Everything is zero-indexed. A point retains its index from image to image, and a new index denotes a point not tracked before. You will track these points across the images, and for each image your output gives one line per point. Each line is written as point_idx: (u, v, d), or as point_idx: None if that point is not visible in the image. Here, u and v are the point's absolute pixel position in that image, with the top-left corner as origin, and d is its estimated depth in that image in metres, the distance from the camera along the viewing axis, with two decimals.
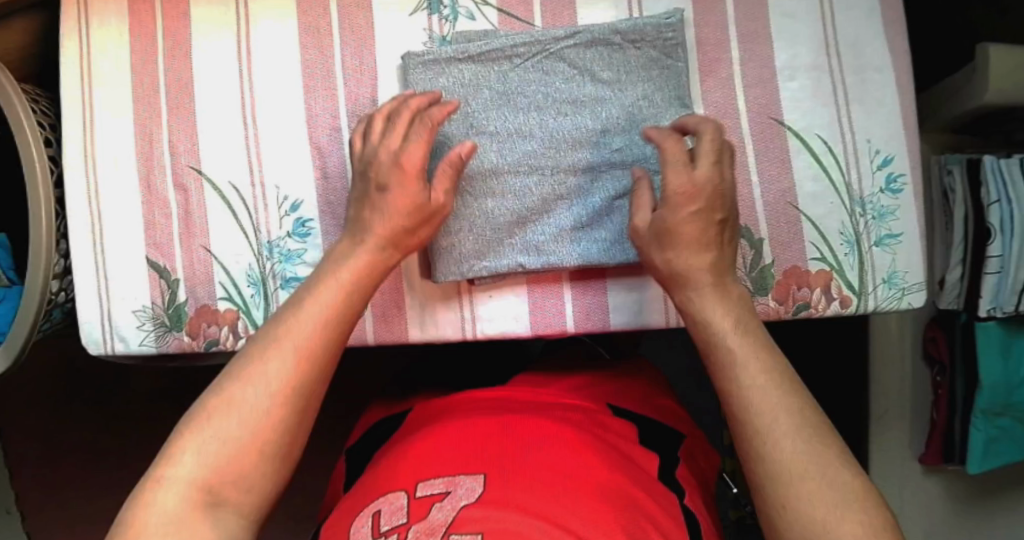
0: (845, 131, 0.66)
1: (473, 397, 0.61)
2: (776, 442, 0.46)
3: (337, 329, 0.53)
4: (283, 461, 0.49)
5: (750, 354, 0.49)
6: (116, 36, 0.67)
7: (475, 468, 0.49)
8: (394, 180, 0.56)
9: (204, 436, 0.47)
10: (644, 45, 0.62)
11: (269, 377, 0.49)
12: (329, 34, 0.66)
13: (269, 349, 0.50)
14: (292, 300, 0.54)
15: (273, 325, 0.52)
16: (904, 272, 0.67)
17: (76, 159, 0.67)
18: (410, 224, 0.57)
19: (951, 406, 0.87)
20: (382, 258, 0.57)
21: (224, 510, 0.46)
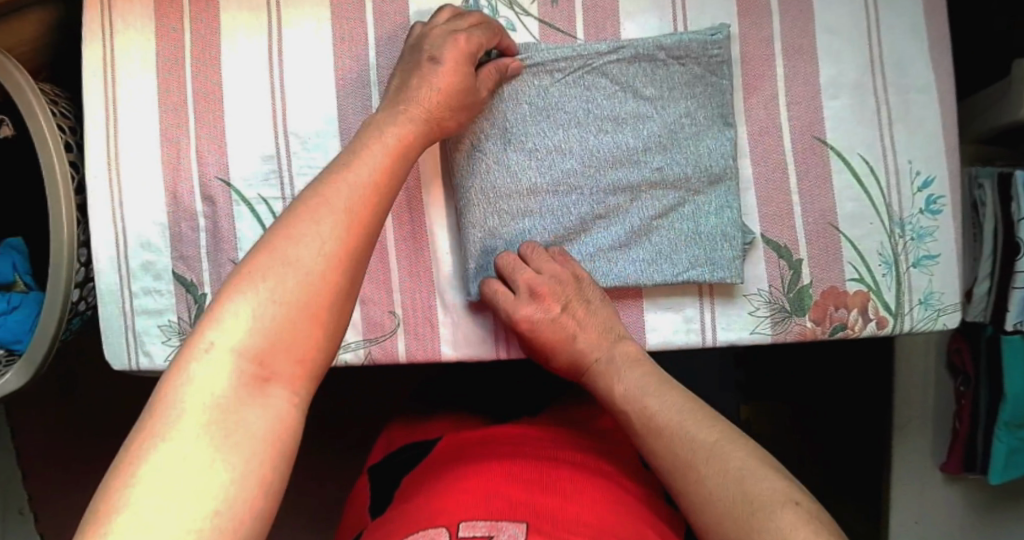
0: (887, 151, 0.65)
1: (497, 441, 0.60)
2: (711, 481, 0.49)
3: (383, 196, 0.50)
4: (336, 334, 0.45)
5: (663, 419, 0.55)
6: (142, 41, 0.65)
7: (517, 515, 0.49)
8: (447, 52, 0.56)
9: (255, 293, 0.42)
10: (688, 61, 0.61)
11: (321, 238, 0.45)
12: (364, 45, 0.64)
13: (320, 207, 0.46)
14: (342, 165, 0.50)
15: (319, 183, 0.48)
16: (940, 293, 0.66)
17: (100, 167, 0.65)
18: (454, 104, 0.56)
19: (974, 417, 0.82)
20: (424, 132, 0.55)
21: (275, 387, 0.41)
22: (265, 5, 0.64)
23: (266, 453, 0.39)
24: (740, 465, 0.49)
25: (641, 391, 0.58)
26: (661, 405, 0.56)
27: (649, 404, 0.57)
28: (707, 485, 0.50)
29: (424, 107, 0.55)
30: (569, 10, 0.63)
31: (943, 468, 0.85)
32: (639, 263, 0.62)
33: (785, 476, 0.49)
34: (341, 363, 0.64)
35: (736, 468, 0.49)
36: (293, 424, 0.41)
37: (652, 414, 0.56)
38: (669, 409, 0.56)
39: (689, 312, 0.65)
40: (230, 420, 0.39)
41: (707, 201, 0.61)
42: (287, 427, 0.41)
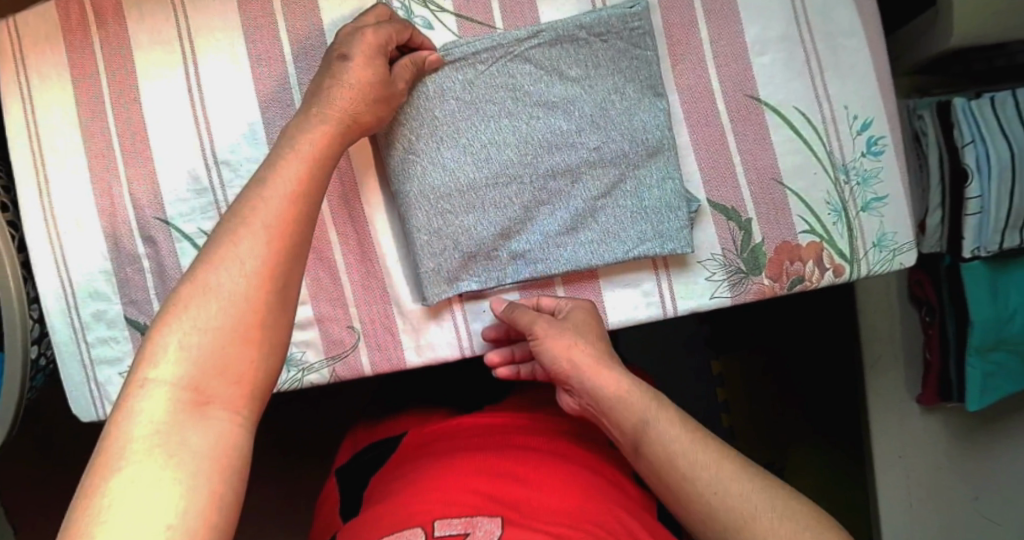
0: (822, 100, 0.65)
1: (468, 433, 0.62)
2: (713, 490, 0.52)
3: (304, 207, 0.49)
4: (276, 347, 0.45)
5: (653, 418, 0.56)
6: (59, 91, 0.64)
7: (492, 509, 0.50)
8: (356, 48, 0.55)
9: (182, 324, 0.42)
10: (610, 37, 0.60)
11: (243, 261, 0.45)
12: (283, 62, 0.63)
13: (237, 229, 0.46)
14: (262, 179, 0.49)
15: (237, 204, 0.47)
16: (893, 233, 0.66)
17: (37, 224, 0.64)
18: (372, 98, 0.55)
19: (943, 346, 0.83)
20: (339, 132, 0.54)
21: (216, 408, 0.42)
22: (177, 37, 0.63)
23: (213, 470, 0.40)
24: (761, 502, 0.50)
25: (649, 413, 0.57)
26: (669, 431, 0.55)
27: (657, 428, 0.56)
28: (722, 518, 0.51)
29: (341, 107, 0.54)
30: (485, 3, 0.62)
31: (919, 401, 0.85)
32: (588, 245, 0.62)
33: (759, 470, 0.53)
34: (307, 385, 0.64)
35: (756, 503, 0.50)
36: (235, 446, 0.42)
37: (664, 440, 0.55)
38: (679, 437, 0.55)
39: (647, 286, 0.65)
40: (173, 445, 0.40)
41: (648, 174, 0.61)
42: (232, 445, 0.41)
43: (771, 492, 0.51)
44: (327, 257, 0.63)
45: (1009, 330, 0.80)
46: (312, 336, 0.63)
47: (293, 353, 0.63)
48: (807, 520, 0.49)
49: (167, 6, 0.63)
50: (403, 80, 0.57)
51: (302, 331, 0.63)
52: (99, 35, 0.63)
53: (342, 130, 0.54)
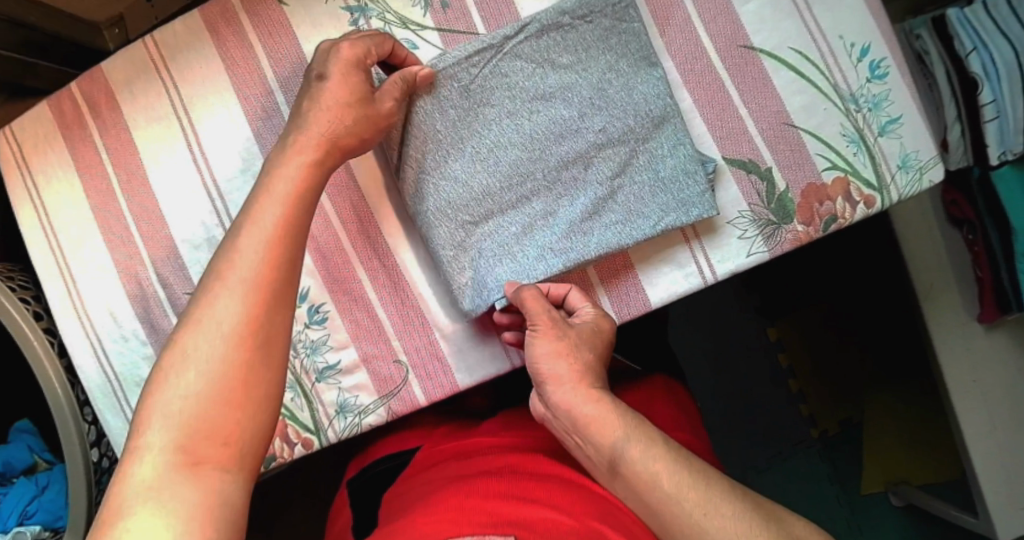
0: (816, 35, 0.64)
1: (482, 452, 0.61)
2: (707, 520, 0.49)
3: (283, 250, 0.48)
4: (269, 401, 0.45)
5: (641, 447, 0.52)
6: (69, 189, 0.65)
7: (507, 529, 0.49)
8: (333, 65, 0.54)
9: (167, 394, 0.43)
10: (594, 17, 0.59)
11: (223, 320, 0.45)
12: (278, 114, 0.63)
13: (214, 287, 0.46)
14: (236, 229, 0.48)
15: (214, 260, 0.47)
16: (916, 151, 0.65)
17: (72, 324, 0.65)
18: (353, 116, 0.54)
19: (993, 261, 0.79)
20: (318, 165, 0.52)
21: (206, 467, 0.42)
22: (172, 111, 0.64)
23: (204, 527, 0.40)
24: (751, 527, 0.49)
25: (627, 436, 0.52)
26: (650, 456, 0.51)
27: (634, 454, 0.52)
28: None
29: (315, 134, 0.53)
30: (464, 11, 0.62)
31: (980, 320, 0.81)
32: (614, 227, 0.60)
33: (751, 496, 0.51)
34: (368, 427, 0.64)
35: (738, 527, 0.49)
36: (229, 501, 0.42)
37: (645, 463, 0.51)
38: (666, 466, 0.51)
39: (681, 258, 0.64)
40: (164, 502, 0.40)
41: (659, 144, 0.60)
42: (222, 501, 0.41)
43: (747, 512, 0.50)
44: (359, 294, 0.63)
45: None
46: (362, 379, 0.63)
47: (346, 398, 0.63)
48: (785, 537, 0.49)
49: (157, 83, 0.63)
50: (391, 97, 0.56)
51: (350, 376, 0.63)
52: (97, 127, 0.64)
53: (319, 157, 0.52)
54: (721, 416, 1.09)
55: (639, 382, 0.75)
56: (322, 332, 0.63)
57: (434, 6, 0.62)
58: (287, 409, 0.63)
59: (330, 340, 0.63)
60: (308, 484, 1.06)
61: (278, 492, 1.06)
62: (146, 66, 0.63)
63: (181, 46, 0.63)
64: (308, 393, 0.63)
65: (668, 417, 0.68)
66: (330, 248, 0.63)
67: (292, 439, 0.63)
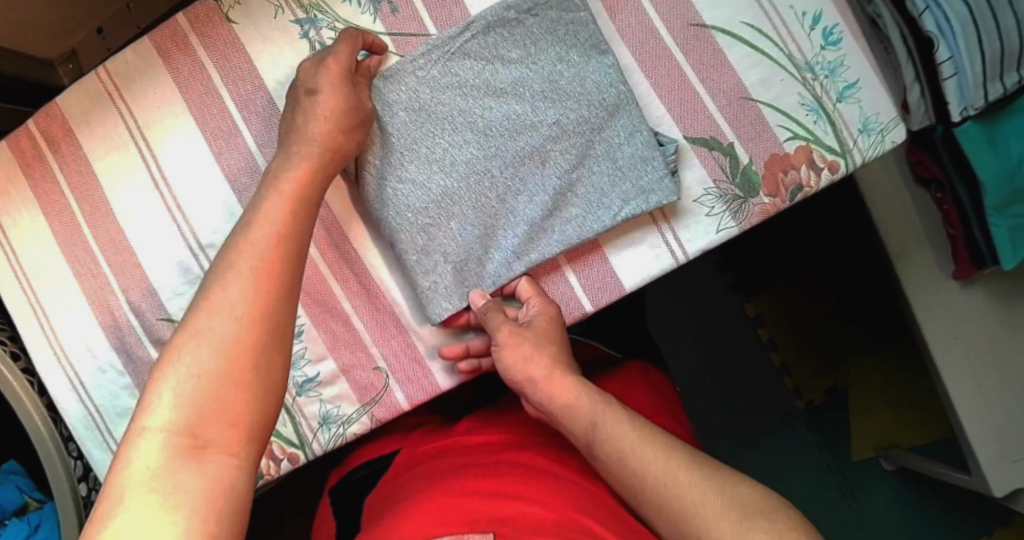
0: (766, 7, 0.64)
1: (463, 450, 0.62)
2: (671, 487, 0.50)
3: (292, 240, 0.48)
4: (272, 388, 0.43)
5: (619, 425, 0.54)
6: (34, 225, 0.64)
7: (485, 525, 0.50)
8: (321, 79, 0.55)
9: (176, 373, 0.42)
10: (540, 10, 0.60)
11: (237, 300, 0.44)
12: (236, 131, 0.63)
13: (226, 273, 0.45)
14: (245, 222, 0.48)
15: (224, 250, 0.47)
16: (876, 114, 0.65)
17: (48, 360, 0.64)
18: (345, 126, 0.55)
19: (963, 217, 0.80)
20: (319, 167, 0.53)
21: (210, 452, 0.40)
22: (130, 138, 0.63)
23: (206, 511, 0.39)
24: (715, 493, 0.48)
25: (603, 415, 0.55)
26: (623, 424, 0.54)
27: (608, 423, 0.55)
28: (677, 509, 0.49)
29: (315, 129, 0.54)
30: (413, 15, 0.62)
31: (956, 277, 0.83)
32: (575, 219, 0.61)
33: (731, 471, 0.50)
34: (352, 437, 0.64)
35: (701, 492, 0.49)
36: (236, 487, 0.40)
37: (630, 444, 0.53)
38: (640, 439, 0.53)
39: (651, 241, 0.64)
40: (166, 487, 0.39)
41: (615, 133, 0.61)
42: (226, 487, 0.40)
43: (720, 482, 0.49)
44: (332, 305, 0.63)
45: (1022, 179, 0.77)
46: (343, 389, 0.63)
47: (329, 410, 0.63)
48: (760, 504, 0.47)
49: (113, 111, 0.63)
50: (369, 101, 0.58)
51: (331, 387, 0.63)
52: (56, 160, 0.64)
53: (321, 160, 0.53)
54: (710, 396, 1.09)
55: (617, 367, 0.76)
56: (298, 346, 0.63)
57: (383, 12, 0.62)
58: None
59: (307, 354, 0.63)
60: (306, 499, 1.06)
61: (275, 510, 1.06)
62: (100, 95, 0.63)
63: (133, 72, 0.62)
64: (290, 409, 0.63)
65: (644, 401, 0.69)
66: None
67: (278, 456, 0.63)
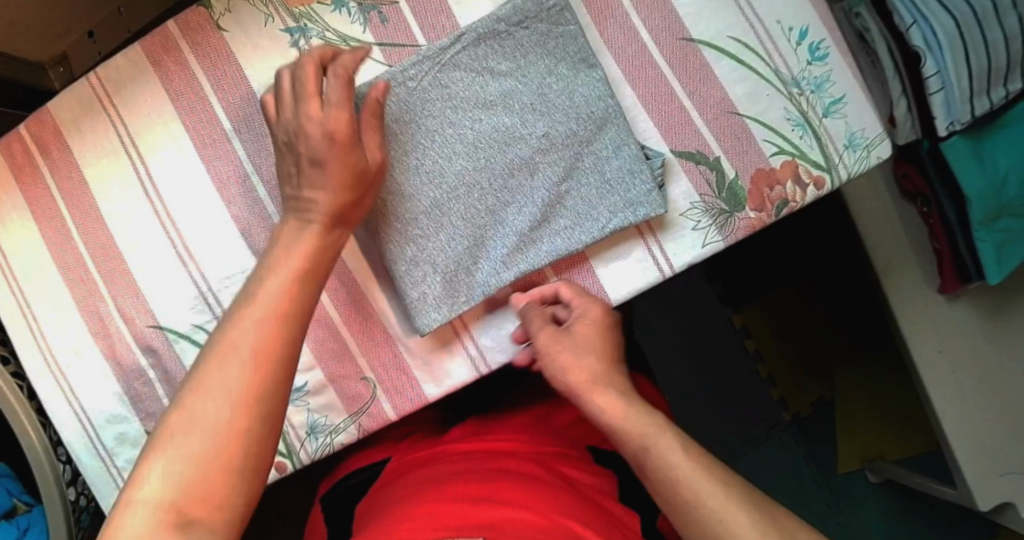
0: (753, 22, 0.65)
1: (448, 459, 0.62)
2: (668, 457, 0.52)
3: (293, 318, 0.48)
4: (258, 469, 0.44)
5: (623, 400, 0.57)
6: (24, 231, 0.65)
7: (473, 529, 0.50)
8: (325, 150, 0.53)
9: (168, 452, 0.42)
10: (530, 22, 0.60)
11: (230, 388, 0.44)
12: (226, 141, 0.63)
13: (224, 352, 0.45)
14: (246, 293, 0.48)
15: (224, 324, 0.46)
16: (861, 130, 0.66)
17: (37, 366, 0.65)
18: (353, 195, 0.54)
19: (949, 231, 0.81)
20: (325, 240, 0.53)
21: (194, 532, 0.41)
22: (121, 146, 0.64)
23: None
24: (707, 474, 0.52)
25: (652, 432, 0.54)
26: (675, 444, 0.53)
27: (661, 439, 0.54)
28: (672, 477, 0.52)
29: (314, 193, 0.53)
30: (403, 25, 0.63)
31: (943, 290, 0.83)
32: (563, 231, 0.62)
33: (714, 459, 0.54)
34: (339, 446, 0.65)
35: (695, 467, 0.52)
36: None
37: (632, 421, 0.56)
38: (644, 415, 0.56)
39: (638, 254, 0.65)
40: None
41: (602, 146, 0.61)
42: None
43: (768, 521, 0.49)
44: (320, 314, 0.63)
45: (1008, 195, 0.79)
46: (330, 398, 0.64)
47: (316, 419, 0.64)
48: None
49: (104, 119, 0.63)
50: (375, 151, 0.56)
51: (318, 396, 0.64)
52: (47, 167, 0.64)
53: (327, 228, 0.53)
54: (700, 404, 1.10)
55: None
56: None
57: (372, 22, 0.63)
58: None
59: None
60: (296, 503, 1.07)
61: (265, 512, 1.06)
62: (91, 103, 0.63)
63: (124, 81, 0.63)
64: None
65: None
66: None
67: None
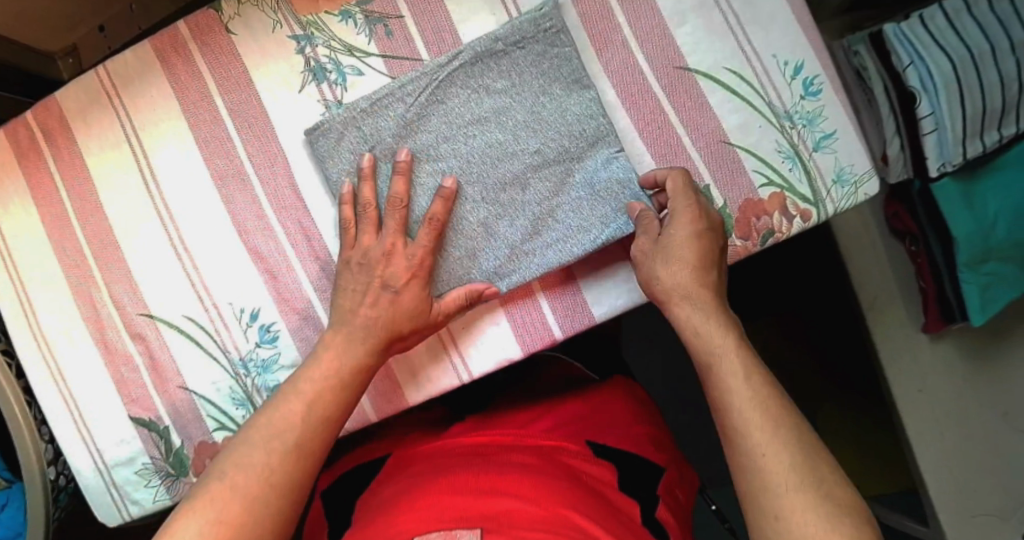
0: (749, 54, 0.67)
1: (449, 454, 0.63)
2: (733, 393, 0.54)
3: (325, 425, 0.58)
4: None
5: (707, 327, 0.57)
6: (25, 214, 0.66)
7: (474, 521, 0.50)
8: (401, 284, 0.60)
9: (208, 509, 0.52)
10: (527, 42, 0.62)
11: (257, 469, 0.54)
12: (227, 138, 0.65)
13: (273, 430, 0.56)
14: (287, 395, 0.58)
15: (273, 409, 0.57)
16: (850, 166, 0.67)
17: (29, 347, 0.66)
18: (408, 327, 0.61)
19: (935, 271, 0.82)
20: (355, 354, 0.60)
21: None
22: (125, 137, 0.65)
23: None
24: (773, 425, 0.52)
25: (730, 372, 0.55)
26: (751, 389, 0.54)
27: (730, 357, 0.55)
28: (735, 412, 0.54)
29: (361, 315, 0.60)
30: (407, 38, 0.64)
31: (925, 329, 0.84)
32: (552, 248, 0.63)
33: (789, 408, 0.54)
34: None
35: (762, 410, 0.53)
36: None
37: (710, 343, 0.57)
38: (729, 347, 0.56)
39: (623, 274, 0.65)
40: None
41: (593, 164, 0.62)
42: None
43: (822, 498, 0.49)
44: (308, 313, 0.65)
45: (996, 238, 0.79)
46: None
47: None
48: (846, 513, 0.49)
49: (110, 111, 0.65)
50: (446, 308, 0.61)
51: None
52: (52, 154, 0.66)
53: (386, 344, 0.61)
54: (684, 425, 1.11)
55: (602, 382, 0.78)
56: (272, 351, 0.65)
57: (378, 34, 0.64)
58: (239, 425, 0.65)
59: (281, 360, 0.65)
60: None
61: None
62: (98, 93, 0.65)
63: (132, 74, 0.64)
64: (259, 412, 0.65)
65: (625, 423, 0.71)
66: (281, 269, 0.65)
67: None
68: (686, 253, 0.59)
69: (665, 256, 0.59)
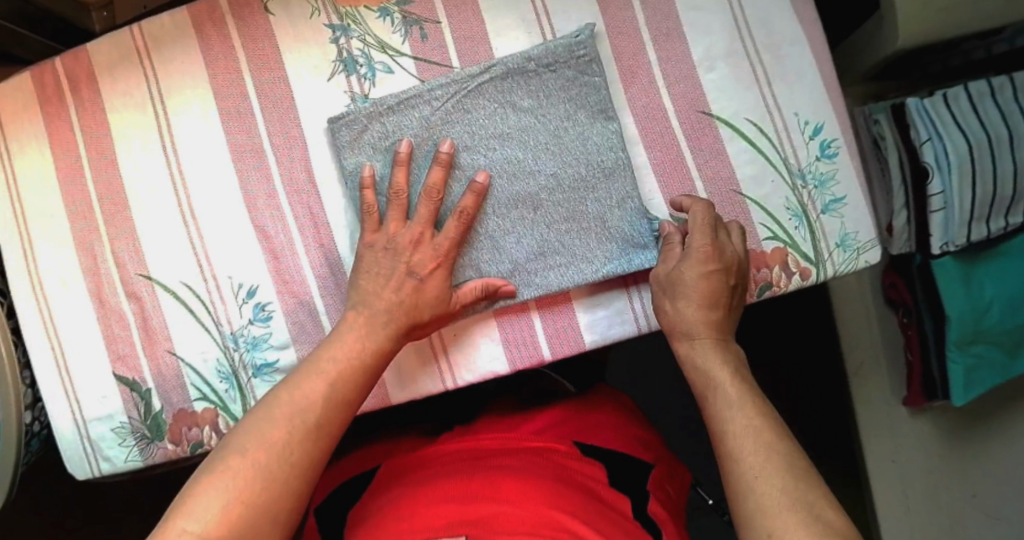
0: (772, 109, 0.67)
1: (441, 459, 0.64)
2: (732, 419, 0.56)
3: (335, 408, 0.57)
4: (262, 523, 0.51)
5: (711, 359, 0.60)
6: (40, 159, 0.67)
7: (458, 530, 0.52)
8: (427, 271, 0.61)
9: (218, 485, 0.51)
10: (559, 66, 0.63)
11: (272, 449, 0.54)
12: (250, 114, 0.65)
13: (281, 410, 0.56)
14: (297, 378, 0.58)
15: (284, 389, 0.57)
16: (855, 232, 0.68)
17: (25, 289, 0.67)
18: (418, 319, 0.61)
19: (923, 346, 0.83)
20: (370, 337, 0.60)
21: None
22: (149, 98, 0.66)
23: None
24: (768, 450, 0.53)
25: (733, 402, 0.57)
26: (750, 418, 0.55)
27: (726, 389, 0.58)
28: (731, 439, 0.55)
29: (384, 300, 0.61)
30: (440, 44, 0.65)
31: (906, 403, 0.86)
32: (555, 269, 0.63)
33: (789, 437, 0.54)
34: None
35: (759, 436, 0.54)
36: None
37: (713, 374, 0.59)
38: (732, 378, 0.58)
39: (618, 304, 0.66)
40: None
41: (606, 194, 0.63)
42: None
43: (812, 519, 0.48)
44: (305, 298, 0.65)
45: (987, 321, 0.78)
46: None
47: None
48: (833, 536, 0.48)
49: (139, 71, 0.66)
50: (463, 301, 0.62)
51: None
52: (76, 104, 0.66)
53: (403, 330, 0.61)
54: None
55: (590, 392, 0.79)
56: (265, 330, 0.66)
57: (412, 36, 0.65)
58: (220, 399, 0.66)
59: (271, 339, 0.65)
60: None
61: None
62: (130, 52, 0.66)
63: (166, 37, 0.65)
64: (243, 387, 0.66)
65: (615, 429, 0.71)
66: (283, 251, 0.65)
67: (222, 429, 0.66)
68: (693, 288, 0.61)
69: (671, 290, 0.62)
